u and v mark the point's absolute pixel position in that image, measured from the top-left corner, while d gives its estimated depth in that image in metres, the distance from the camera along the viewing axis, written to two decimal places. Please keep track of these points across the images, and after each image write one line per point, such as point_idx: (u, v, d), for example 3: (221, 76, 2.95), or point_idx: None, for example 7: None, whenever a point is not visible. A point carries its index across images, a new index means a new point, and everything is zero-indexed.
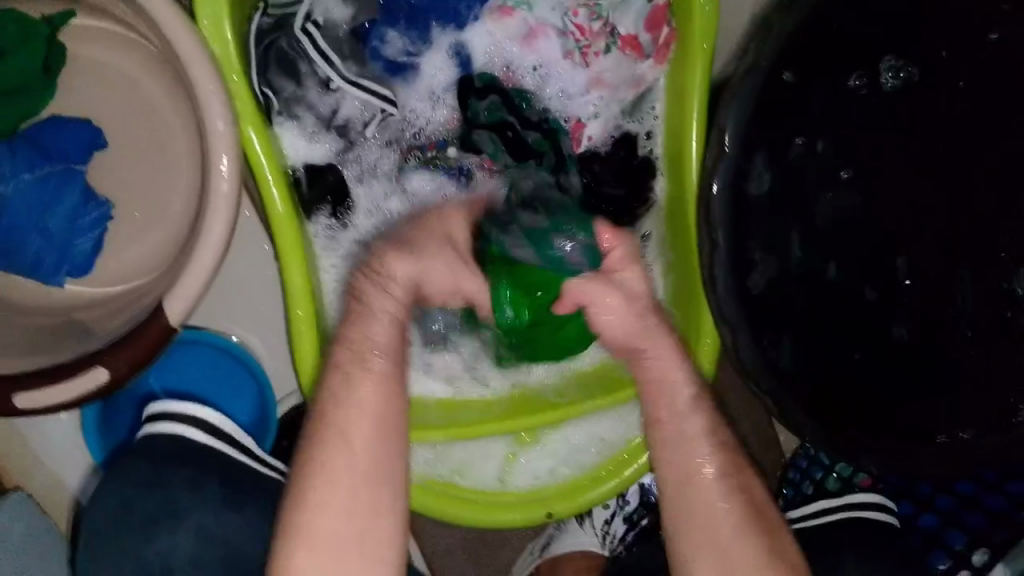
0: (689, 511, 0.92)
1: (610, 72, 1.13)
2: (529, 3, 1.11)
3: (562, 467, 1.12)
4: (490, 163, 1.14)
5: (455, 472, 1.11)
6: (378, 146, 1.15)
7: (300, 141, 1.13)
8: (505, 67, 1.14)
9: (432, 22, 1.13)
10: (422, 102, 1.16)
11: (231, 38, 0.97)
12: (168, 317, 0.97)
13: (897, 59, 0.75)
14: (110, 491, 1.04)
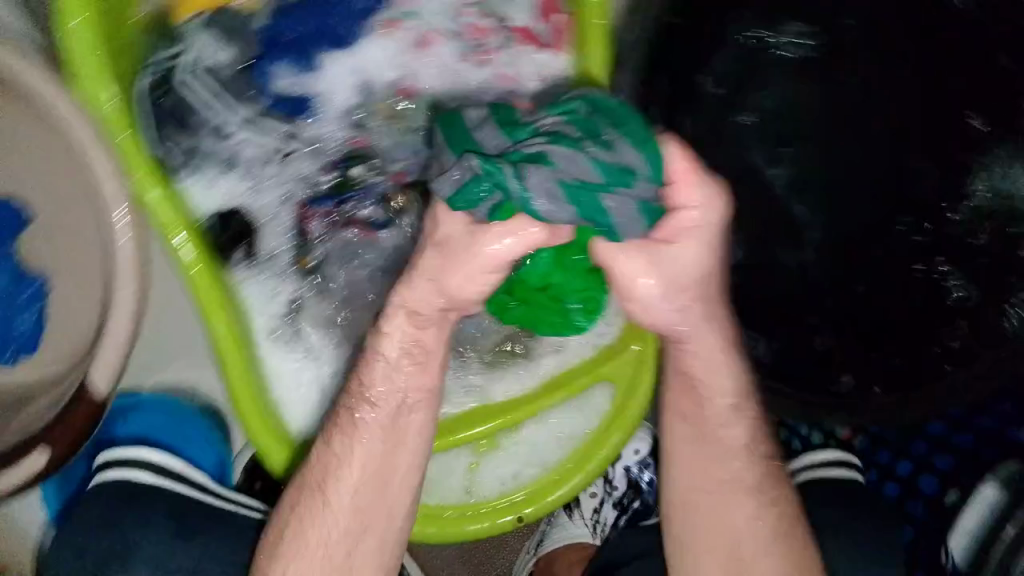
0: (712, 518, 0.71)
1: (516, 69, 0.85)
2: (415, 10, 0.86)
3: (525, 472, 0.83)
4: (402, 175, 0.85)
5: (429, 489, 0.83)
6: (287, 180, 0.86)
7: (211, 189, 0.83)
8: (403, 80, 0.87)
9: (319, 51, 0.85)
10: (331, 128, 0.87)
11: (100, 72, 0.71)
12: (99, 385, 0.85)
13: (809, 27, 0.89)
14: (65, 546, 0.87)
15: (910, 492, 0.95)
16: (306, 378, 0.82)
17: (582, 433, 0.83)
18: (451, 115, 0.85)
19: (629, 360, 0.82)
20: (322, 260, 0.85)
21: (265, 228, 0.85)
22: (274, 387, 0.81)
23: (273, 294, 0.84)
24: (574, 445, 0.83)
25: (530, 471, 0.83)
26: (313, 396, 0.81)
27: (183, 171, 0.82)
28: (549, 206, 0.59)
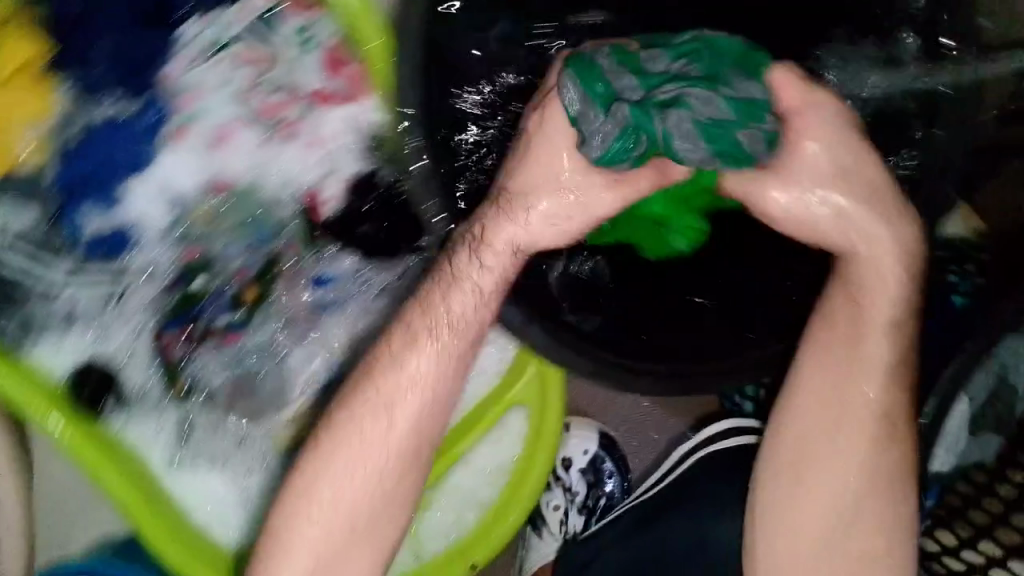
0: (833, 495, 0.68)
1: (330, 132, 0.78)
2: (195, 111, 0.76)
3: (467, 512, 0.87)
4: (246, 272, 0.80)
5: (442, 531, 0.87)
6: (138, 315, 0.78)
7: (59, 350, 0.75)
8: (214, 182, 0.77)
9: (117, 176, 0.75)
10: (153, 252, 0.77)
11: None
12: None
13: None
14: None
15: None
16: (222, 495, 0.80)
17: (506, 462, 0.87)
18: (268, 202, 0.79)
19: (522, 380, 0.85)
20: (198, 379, 0.81)
21: (132, 383, 0.78)
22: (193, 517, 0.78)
23: (181, 435, 0.80)
24: (506, 478, 0.87)
25: (470, 515, 0.87)
26: (240, 513, 0.80)
27: (27, 339, 0.74)
28: (688, 147, 0.59)
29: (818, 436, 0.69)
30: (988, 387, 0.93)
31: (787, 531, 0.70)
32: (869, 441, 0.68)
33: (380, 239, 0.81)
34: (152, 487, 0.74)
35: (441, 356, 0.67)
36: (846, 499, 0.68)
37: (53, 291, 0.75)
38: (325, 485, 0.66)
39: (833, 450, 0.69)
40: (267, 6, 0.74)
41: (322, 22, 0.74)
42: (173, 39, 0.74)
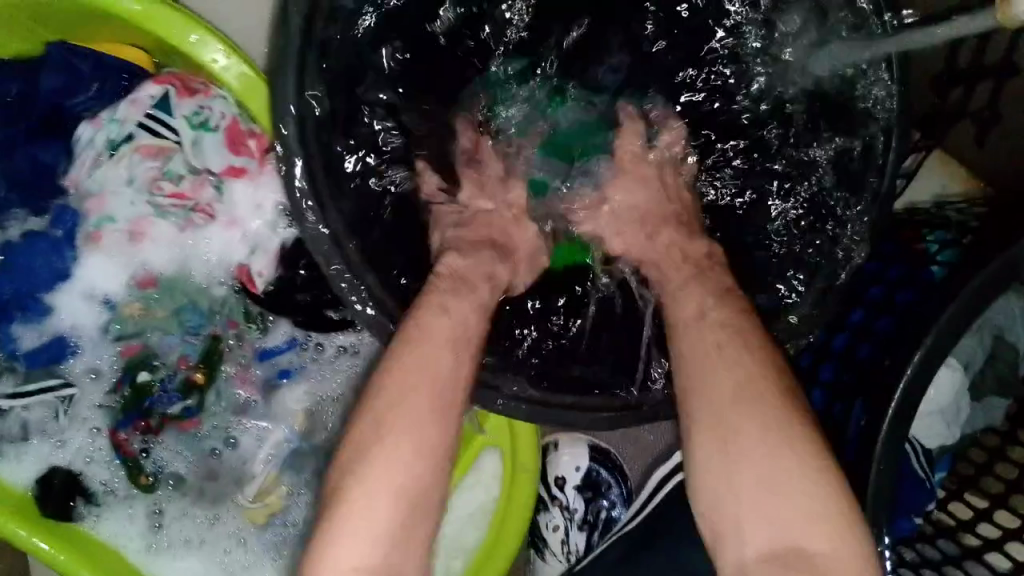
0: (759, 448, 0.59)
1: (246, 207, 0.76)
2: (105, 212, 0.75)
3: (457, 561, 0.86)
4: (188, 360, 0.79)
5: None
6: (92, 418, 0.80)
7: (20, 466, 0.78)
8: (139, 276, 0.77)
9: (40, 292, 0.76)
10: (92, 359, 0.79)
11: None
12: None
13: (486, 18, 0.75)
14: None
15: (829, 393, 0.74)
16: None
17: (486, 502, 0.86)
18: (198, 285, 0.79)
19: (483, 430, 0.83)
20: (159, 468, 0.81)
21: (95, 483, 0.80)
22: None
23: (153, 525, 0.81)
24: (487, 519, 0.85)
25: (457, 562, 0.86)
26: None
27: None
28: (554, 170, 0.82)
29: (714, 394, 0.60)
30: (984, 354, 0.88)
31: (732, 527, 0.56)
32: (781, 430, 0.57)
33: (325, 307, 0.79)
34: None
35: (463, 351, 0.64)
36: (773, 465, 0.56)
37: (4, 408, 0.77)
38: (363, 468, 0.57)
39: (751, 423, 0.58)
40: (153, 95, 0.74)
41: (219, 100, 0.75)
42: (76, 144, 0.76)
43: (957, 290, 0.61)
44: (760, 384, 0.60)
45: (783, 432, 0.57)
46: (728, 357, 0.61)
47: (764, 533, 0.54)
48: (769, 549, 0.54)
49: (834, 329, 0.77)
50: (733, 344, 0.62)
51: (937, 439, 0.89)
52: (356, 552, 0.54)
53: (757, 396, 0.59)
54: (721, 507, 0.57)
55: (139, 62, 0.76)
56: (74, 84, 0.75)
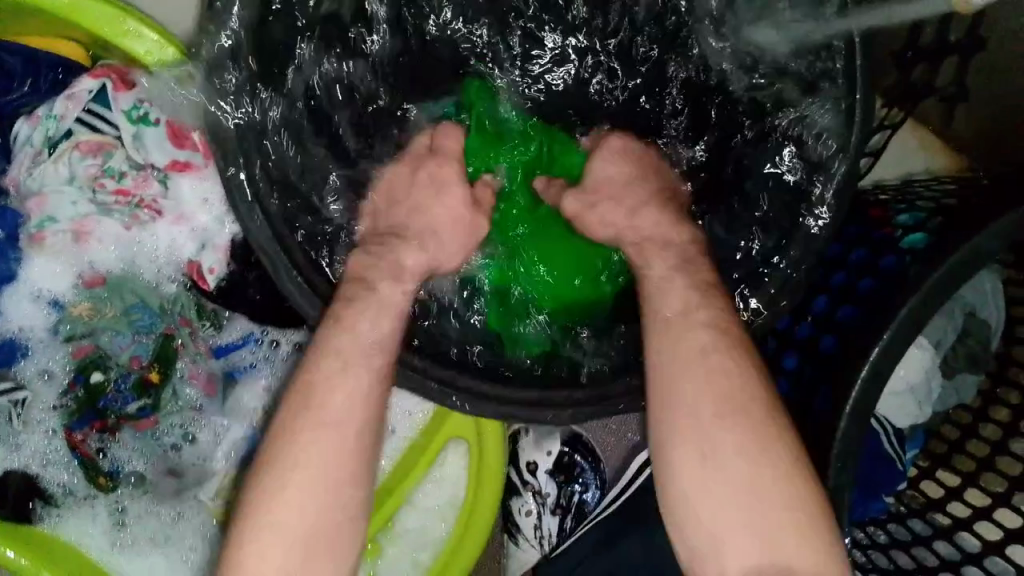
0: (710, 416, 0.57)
1: (187, 203, 0.74)
2: (47, 211, 0.72)
3: (422, 557, 0.86)
4: (139, 359, 0.78)
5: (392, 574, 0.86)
6: (46, 421, 0.79)
7: None
8: (83, 275, 0.76)
9: None
10: (43, 360, 0.78)
11: None
12: None
13: None
14: None
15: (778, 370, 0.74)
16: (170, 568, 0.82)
17: (454, 496, 0.86)
18: (147, 283, 0.77)
19: (450, 429, 0.83)
20: (119, 468, 0.81)
21: (51, 482, 0.79)
22: None
23: (117, 522, 0.81)
24: (455, 513, 0.85)
25: (424, 555, 0.86)
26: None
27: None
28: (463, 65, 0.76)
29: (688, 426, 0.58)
30: (956, 332, 0.87)
31: (709, 548, 0.56)
32: (778, 475, 0.54)
33: (278, 306, 0.77)
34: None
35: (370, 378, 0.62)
36: (778, 494, 0.54)
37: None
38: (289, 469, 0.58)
39: (724, 447, 0.56)
40: (90, 89, 0.72)
41: (157, 91, 0.72)
42: (12, 142, 0.74)
43: (919, 282, 0.59)
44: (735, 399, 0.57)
45: (755, 446, 0.56)
46: (714, 374, 0.58)
47: (744, 559, 0.54)
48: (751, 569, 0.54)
49: (800, 316, 0.74)
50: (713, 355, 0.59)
51: (907, 420, 0.86)
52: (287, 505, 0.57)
53: (726, 427, 0.56)
54: (704, 527, 0.56)
55: (76, 57, 0.74)
56: (6, 83, 0.72)
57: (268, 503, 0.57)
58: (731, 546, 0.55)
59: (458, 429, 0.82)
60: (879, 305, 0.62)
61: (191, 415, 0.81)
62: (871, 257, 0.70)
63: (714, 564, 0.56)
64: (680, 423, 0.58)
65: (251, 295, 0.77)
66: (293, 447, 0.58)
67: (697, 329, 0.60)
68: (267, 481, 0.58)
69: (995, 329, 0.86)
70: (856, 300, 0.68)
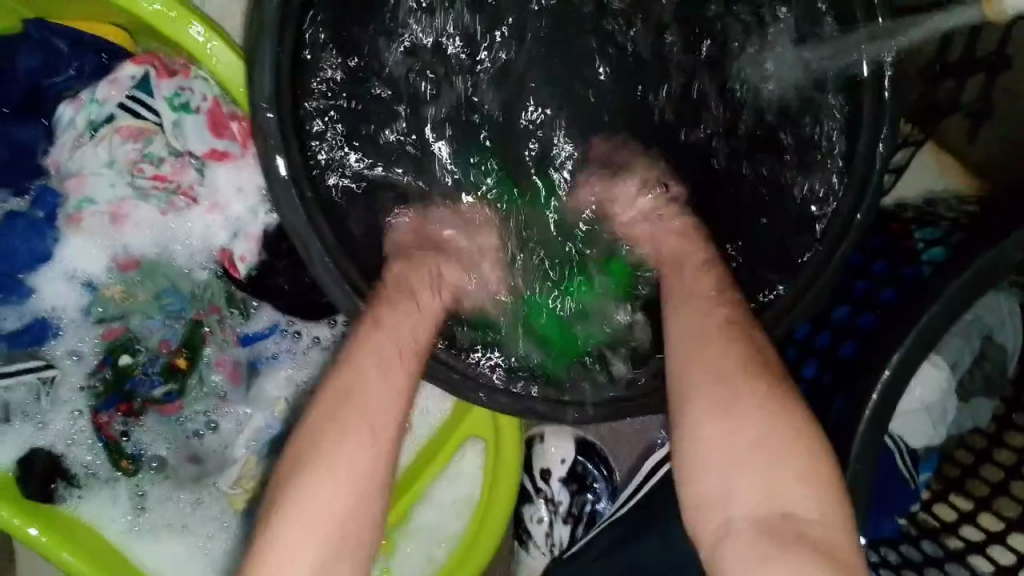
0: (715, 374, 0.58)
1: (223, 192, 0.75)
2: (86, 194, 0.73)
3: (437, 552, 0.87)
4: (168, 343, 0.79)
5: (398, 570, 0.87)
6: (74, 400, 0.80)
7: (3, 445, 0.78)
8: (117, 257, 0.77)
9: (22, 276, 0.75)
10: (74, 340, 0.79)
11: None
12: None
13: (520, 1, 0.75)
14: None
15: (796, 379, 0.73)
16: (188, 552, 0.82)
17: (470, 495, 0.86)
18: (181, 269, 0.78)
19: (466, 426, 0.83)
20: (141, 451, 0.82)
21: (75, 462, 0.80)
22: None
23: (138, 505, 0.82)
24: (471, 510, 0.86)
25: (439, 552, 0.86)
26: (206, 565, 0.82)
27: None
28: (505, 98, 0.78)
29: (704, 384, 0.58)
30: (972, 355, 0.84)
31: (720, 497, 0.54)
32: (771, 415, 0.55)
33: (303, 297, 0.78)
34: (111, 560, 0.77)
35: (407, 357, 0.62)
36: (775, 438, 0.54)
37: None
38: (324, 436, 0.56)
39: (720, 395, 0.57)
40: (134, 76, 0.73)
41: (200, 81, 0.73)
42: (56, 125, 0.75)
43: (940, 288, 0.59)
44: (736, 359, 0.59)
45: (756, 396, 0.56)
46: (710, 339, 0.61)
47: (750, 502, 0.53)
48: (754, 515, 0.52)
49: (818, 325, 0.74)
50: (716, 325, 0.62)
51: (922, 440, 0.83)
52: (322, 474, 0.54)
53: (721, 378, 0.58)
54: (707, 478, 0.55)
55: (117, 41, 0.76)
56: (55, 63, 0.74)
57: (305, 488, 0.54)
58: (736, 489, 0.54)
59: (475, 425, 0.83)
60: (898, 314, 0.62)
61: (215, 402, 0.82)
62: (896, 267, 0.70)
63: (717, 515, 0.54)
64: (692, 384, 0.59)
65: (280, 283, 0.78)
66: (328, 419, 0.57)
67: (696, 310, 0.64)
68: (305, 460, 0.55)
69: (1012, 353, 0.85)
70: (876, 308, 0.67)
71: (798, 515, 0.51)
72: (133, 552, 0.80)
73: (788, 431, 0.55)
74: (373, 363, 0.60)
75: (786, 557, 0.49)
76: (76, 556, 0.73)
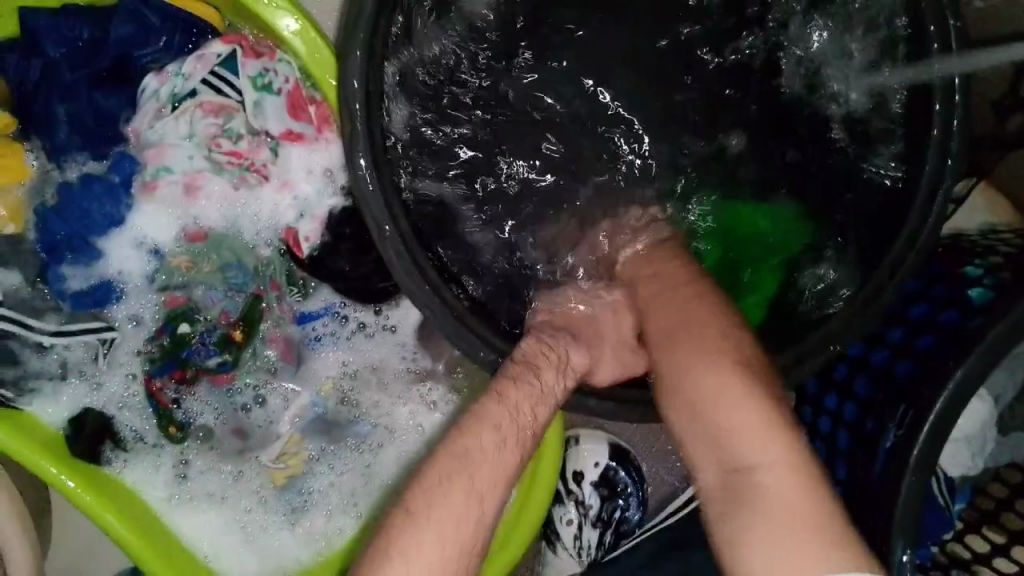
0: (660, 334, 0.64)
1: (295, 173, 0.78)
2: (163, 162, 0.75)
3: None
4: (226, 316, 0.81)
5: None
6: (128, 364, 0.82)
7: (56, 403, 0.79)
8: (186, 227, 0.79)
9: (93, 239, 0.77)
10: (136, 305, 0.81)
11: None
12: None
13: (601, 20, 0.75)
14: None
15: (845, 395, 0.75)
16: (226, 524, 0.83)
17: None
18: (246, 243, 0.80)
19: None
20: (190, 420, 0.83)
21: (123, 426, 0.82)
22: (196, 552, 0.81)
23: (180, 474, 0.83)
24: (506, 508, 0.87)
25: None
26: (242, 539, 0.83)
27: (21, 398, 0.78)
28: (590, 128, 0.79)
29: (673, 349, 0.62)
30: (1015, 388, 0.82)
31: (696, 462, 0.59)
32: (740, 385, 0.56)
33: (364, 283, 0.80)
34: (153, 527, 0.78)
35: (510, 445, 0.62)
36: (728, 398, 0.56)
37: (45, 346, 0.78)
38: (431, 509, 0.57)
39: (697, 351, 0.60)
40: (220, 53, 0.75)
41: (284, 63, 0.75)
42: (139, 94, 0.77)
43: (1006, 309, 0.59)
44: (692, 320, 0.63)
45: (711, 363, 0.58)
46: (684, 294, 0.66)
47: (707, 462, 0.56)
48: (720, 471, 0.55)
49: (873, 342, 0.75)
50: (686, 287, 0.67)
51: (959, 470, 0.81)
52: (424, 544, 0.55)
53: (680, 333, 0.62)
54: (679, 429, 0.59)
55: (209, 20, 0.78)
56: (143, 37, 0.76)
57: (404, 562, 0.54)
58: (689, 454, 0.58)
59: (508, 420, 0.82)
60: (959, 333, 0.64)
61: (265, 377, 0.84)
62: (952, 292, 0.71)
63: (697, 476, 0.57)
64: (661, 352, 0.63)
65: (345, 266, 0.79)
66: (430, 487, 0.58)
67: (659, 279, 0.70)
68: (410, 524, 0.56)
69: None
70: (936, 328, 0.68)
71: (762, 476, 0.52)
72: (170, 520, 0.81)
73: (730, 394, 0.56)
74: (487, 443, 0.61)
75: (752, 513, 0.51)
76: (118, 519, 0.74)
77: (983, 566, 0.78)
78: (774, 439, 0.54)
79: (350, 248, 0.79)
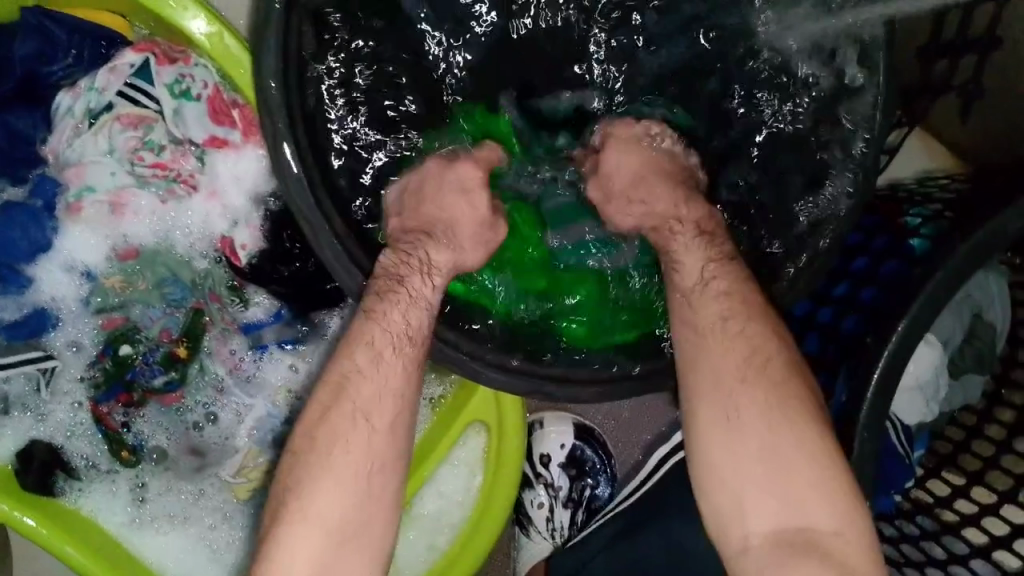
0: (716, 368, 0.61)
1: (224, 181, 0.75)
2: (83, 181, 0.73)
3: (440, 537, 0.87)
4: (168, 333, 0.79)
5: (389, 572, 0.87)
6: (69, 392, 0.80)
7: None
8: (116, 245, 0.76)
9: (20, 267, 0.75)
10: (72, 330, 0.79)
11: None
12: None
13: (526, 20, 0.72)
14: None
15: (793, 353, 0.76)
16: (189, 543, 0.81)
17: (471, 484, 0.86)
18: (180, 257, 0.78)
19: (472, 409, 0.82)
20: (142, 443, 0.81)
21: (72, 455, 0.79)
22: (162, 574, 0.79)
23: (140, 498, 0.81)
24: (474, 498, 0.86)
25: (440, 539, 0.86)
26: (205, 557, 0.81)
27: None
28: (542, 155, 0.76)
29: (719, 392, 0.60)
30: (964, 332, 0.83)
31: (733, 508, 0.58)
32: (798, 442, 0.57)
33: (305, 281, 0.78)
34: (113, 552, 0.75)
35: (388, 358, 0.62)
36: (793, 458, 0.57)
37: None
38: (333, 451, 0.58)
39: (754, 407, 0.59)
40: (134, 63, 0.72)
41: (200, 68, 0.73)
42: (55, 112, 0.74)
43: (944, 257, 0.60)
44: (766, 360, 0.60)
45: (763, 419, 0.58)
46: (740, 329, 0.61)
47: (771, 515, 0.56)
48: (776, 528, 0.56)
49: (819, 300, 0.76)
50: (737, 319, 0.62)
51: (916, 417, 0.80)
52: (330, 484, 0.57)
53: (751, 380, 0.60)
54: (721, 491, 0.58)
55: (117, 29, 0.76)
56: (50, 51, 0.73)
57: (324, 469, 0.57)
58: (748, 505, 0.57)
59: (473, 410, 0.82)
60: (902, 283, 0.63)
61: (213, 391, 0.83)
62: (891, 244, 0.71)
63: (738, 530, 0.57)
64: (701, 378, 0.61)
65: (278, 274, 0.77)
66: (322, 440, 0.58)
67: (717, 297, 0.63)
68: (312, 459, 0.58)
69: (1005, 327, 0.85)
70: (877, 279, 0.69)
71: (820, 538, 0.54)
72: (130, 545, 0.79)
73: (809, 460, 0.56)
74: (368, 362, 0.61)
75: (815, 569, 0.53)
76: (78, 549, 0.72)
77: (945, 508, 0.78)
78: (834, 497, 0.55)
79: (284, 252, 0.77)
